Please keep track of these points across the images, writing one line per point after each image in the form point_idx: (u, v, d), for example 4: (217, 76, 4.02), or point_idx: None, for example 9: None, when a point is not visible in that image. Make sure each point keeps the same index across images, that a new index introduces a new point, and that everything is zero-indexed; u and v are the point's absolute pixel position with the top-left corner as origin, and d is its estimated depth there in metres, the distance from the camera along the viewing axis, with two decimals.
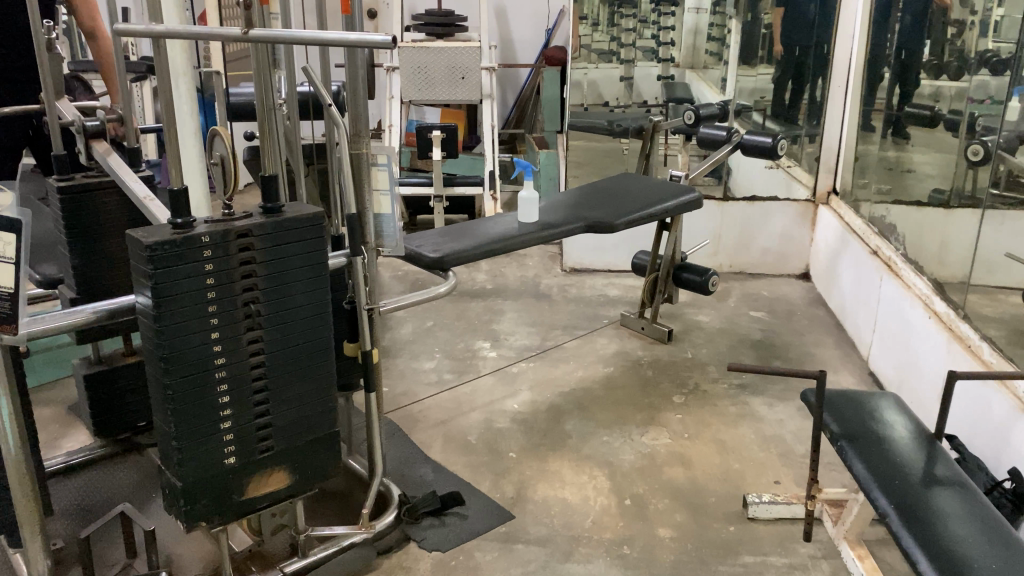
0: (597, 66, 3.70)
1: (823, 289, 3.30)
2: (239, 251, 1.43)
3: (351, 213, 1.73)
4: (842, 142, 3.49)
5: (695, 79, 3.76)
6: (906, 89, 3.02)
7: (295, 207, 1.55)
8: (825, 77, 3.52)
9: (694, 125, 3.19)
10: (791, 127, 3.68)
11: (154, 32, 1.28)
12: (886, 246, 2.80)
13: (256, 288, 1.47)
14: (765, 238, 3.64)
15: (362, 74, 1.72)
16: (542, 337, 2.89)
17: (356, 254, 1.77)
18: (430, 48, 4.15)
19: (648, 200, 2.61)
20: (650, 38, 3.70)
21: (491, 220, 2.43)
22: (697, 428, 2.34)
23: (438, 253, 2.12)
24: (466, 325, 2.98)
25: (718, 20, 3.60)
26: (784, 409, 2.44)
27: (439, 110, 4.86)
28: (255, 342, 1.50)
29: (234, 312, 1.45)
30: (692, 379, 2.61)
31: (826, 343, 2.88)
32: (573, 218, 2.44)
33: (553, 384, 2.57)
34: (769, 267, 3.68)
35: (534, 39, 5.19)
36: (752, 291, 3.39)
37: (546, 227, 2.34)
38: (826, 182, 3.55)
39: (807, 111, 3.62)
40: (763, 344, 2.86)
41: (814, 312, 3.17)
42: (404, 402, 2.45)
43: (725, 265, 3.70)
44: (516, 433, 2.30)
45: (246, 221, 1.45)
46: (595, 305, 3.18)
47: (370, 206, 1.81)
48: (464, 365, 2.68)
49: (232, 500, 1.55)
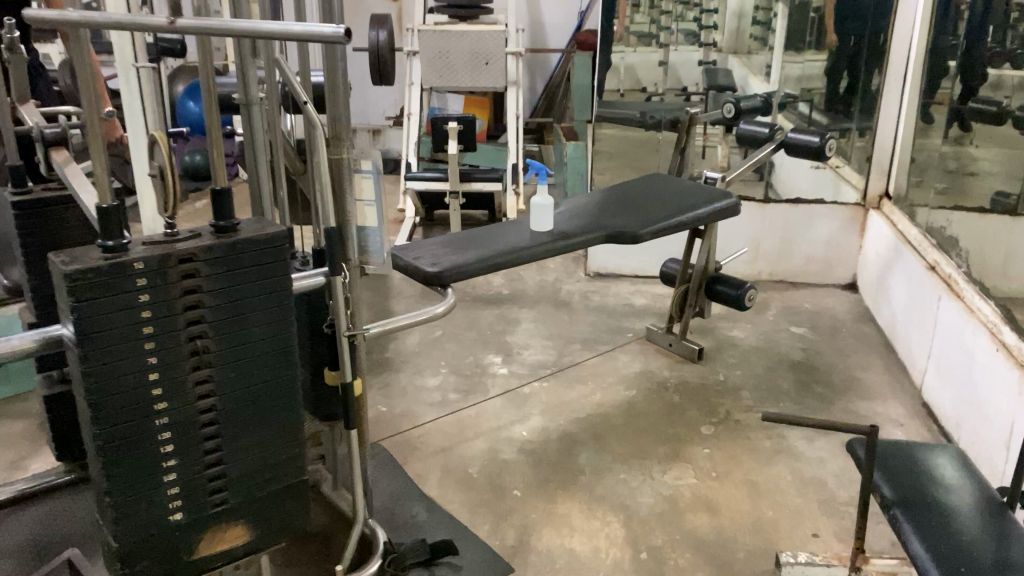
0: (635, 49, 3.45)
1: (871, 302, 2.95)
2: (181, 279, 1.21)
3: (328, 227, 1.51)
4: (898, 138, 3.05)
5: (738, 65, 3.60)
6: (968, 81, 2.63)
7: (255, 225, 1.33)
8: (881, 66, 3.05)
9: (733, 119, 3.09)
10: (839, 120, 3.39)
11: (69, 20, 1.05)
12: (945, 262, 2.44)
13: (204, 321, 1.25)
14: (808, 244, 3.21)
15: (343, 67, 1.47)
16: (559, 352, 2.65)
17: (335, 273, 1.55)
18: (451, 32, 3.90)
19: (679, 206, 2.34)
20: (692, 20, 3.53)
21: (501, 228, 2.19)
22: (727, 465, 2.09)
23: (437, 268, 1.90)
24: (477, 337, 2.75)
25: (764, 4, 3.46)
26: (825, 445, 2.18)
27: (461, 98, 4.57)
28: (202, 381, 1.28)
29: (177, 350, 1.23)
30: (723, 408, 2.34)
31: (874, 366, 2.59)
32: (594, 227, 2.18)
33: (567, 409, 2.33)
34: (813, 276, 3.24)
35: (565, 23, 4.90)
36: (792, 301, 3.08)
37: (563, 237, 2.10)
38: (879, 185, 3.11)
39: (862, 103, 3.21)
40: (804, 367, 2.58)
41: (860, 329, 2.84)
42: (402, 427, 2.21)
43: (764, 273, 3.27)
44: (523, 466, 2.06)
45: (191, 243, 1.23)
46: (619, 317, 2.92)
47: (353, 217, 1.59)
48: (471, 383, 2.45)
49: (180, 561, 1.34)
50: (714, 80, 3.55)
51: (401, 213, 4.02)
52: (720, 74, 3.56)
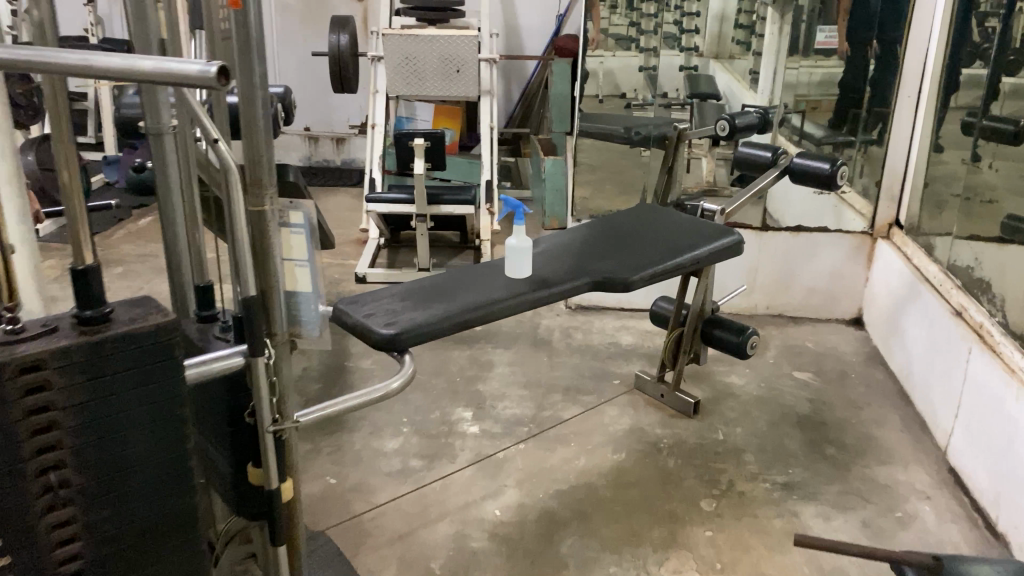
0: (614, 53, 3.30)
1: (882, 343, 2.67)
2: (25, 395, 0.88)
3: (247, 296, 1.20)
4: (911, 161, 2.73)
5: (719, 68, 3.67)
6: (995, 99, 2.34)
7: (139, 308, 1.00)
8: (892, 82, 2.72)
9: (727, 136, 2.82)
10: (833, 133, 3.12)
11: None
12: (976, 307, 2.16)
13: (61, 448, 0.92)
14: (809, 276, 2.92)
15: (264, 98, 1.15)
16: (537, 403, 2.33)
17: (257, 352, 1.23)
18: (420, 36, 3.57)
19: (674, 244, 2.03)
20: (673, 24, 3.55)
21: (468, 271, 1.86)
22: (733, 552, 1.78)
23: (392, 330, 1.58)
24: (444, 385, 2.43)
25: (747, 8, 3.59)
26: (844, 524, 1.88)
27: (432, 107, 4.16)
28: (63, 524, 0.95)
29: (22, 489, 0.90)
30: (725, 476, 2.04)
31: (890, 421, 2.30)
32: (578, 272, 1.87)
33: (546, 478, 2.01)
34: (813, 311, 2.96)
35: (543, 25, 4.58)
36: (794, 340, 2.79)
37: (543, 285, 1.79)
38: (888, 212, 2.80)
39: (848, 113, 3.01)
40: (813, 423, 2.29)
41: (871, 375, 2.55)
42: (353, 506, 1.89)
43: (761, 307, 2.98)
44: (495, 557, 1.74)
45: (41, 343, 0.90)
46: (604, 359, 2.61)
47: (280, 281, 1.26)
48: (437, 446, 2.12)
49: None
50: (697, 87, 3.57)
51: (364, 232, 3.69)
52: (703, 80, 3.61)
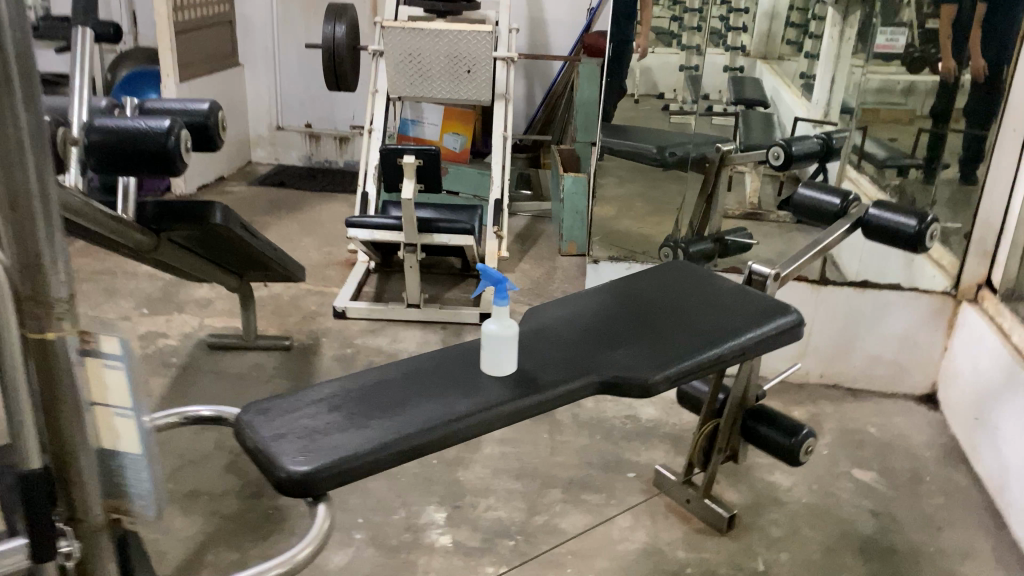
0: (653, 49, 2.62)
1: (966, 435, 2.16)
2: None
3: (29, 472, 0.76)
4: (1012, 210, 2.19)
5: (767, 70, 3.09)
6: None
7: None
8: (993, 111, 2.18)
9: (782, 165, 2.31)
10: (895, 153, 2.52)
11: None
12: None
13: None
14: (875, 341, 2.41)
15: (37, 159, 0.71)
16: (529, 505, 1.86)
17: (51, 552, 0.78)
18: (424, 30, 3.07)
19: (712, 329, 1.53)
20: (719, 19, 2.77)
21: (432, 364, 1.39)
22: None
23: (305, 464, 1.10)
24: (416, 472, 1.96)
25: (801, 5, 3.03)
26: None
27: (442, 110, 3.66)
28: None
29: None
30: None
31: (980, 552, 1.79)
32: (580, 368, 1.38)
33: None
34: (879, 382, 2.46)
35: (570, 20, 4.08)
36: (852, 423, 2.28)
37: (529, 390, 1.30)
38: (978, 270, 2.28)
39: (925, 137, 2.42)
40: (878, 549, 1.79)
41: (951, 480, 2.04)
42: None
43: (814, 374, 2.49)
44: None
45: None
46: (618, 440, 2.13)
47: (88, 439, 0.81)
48: (393, 566, 1.66)
49: None
50: (742, 92, 2.93)
51: (354, 252, 3.23)
52: (749, 84, 2.97)
